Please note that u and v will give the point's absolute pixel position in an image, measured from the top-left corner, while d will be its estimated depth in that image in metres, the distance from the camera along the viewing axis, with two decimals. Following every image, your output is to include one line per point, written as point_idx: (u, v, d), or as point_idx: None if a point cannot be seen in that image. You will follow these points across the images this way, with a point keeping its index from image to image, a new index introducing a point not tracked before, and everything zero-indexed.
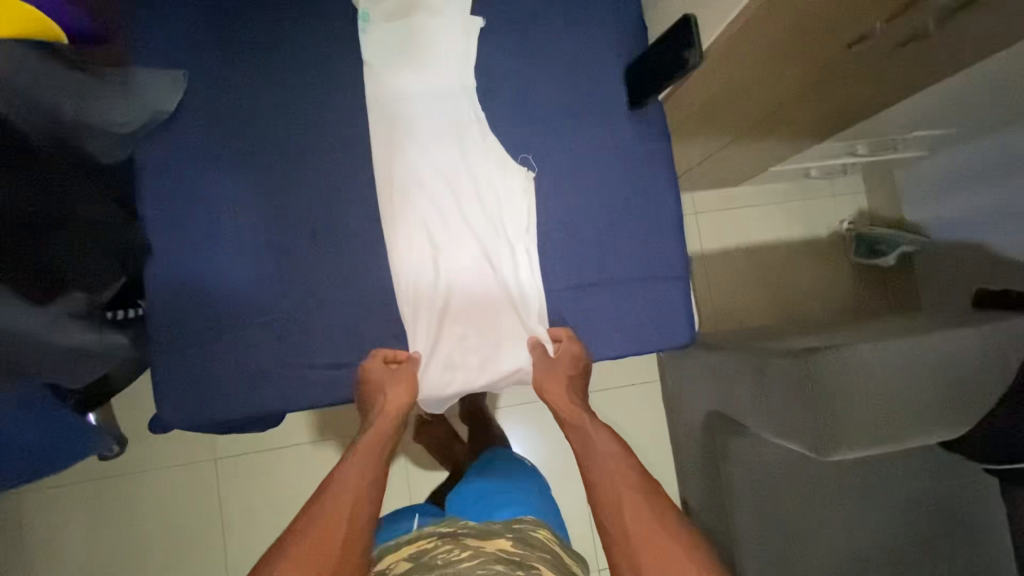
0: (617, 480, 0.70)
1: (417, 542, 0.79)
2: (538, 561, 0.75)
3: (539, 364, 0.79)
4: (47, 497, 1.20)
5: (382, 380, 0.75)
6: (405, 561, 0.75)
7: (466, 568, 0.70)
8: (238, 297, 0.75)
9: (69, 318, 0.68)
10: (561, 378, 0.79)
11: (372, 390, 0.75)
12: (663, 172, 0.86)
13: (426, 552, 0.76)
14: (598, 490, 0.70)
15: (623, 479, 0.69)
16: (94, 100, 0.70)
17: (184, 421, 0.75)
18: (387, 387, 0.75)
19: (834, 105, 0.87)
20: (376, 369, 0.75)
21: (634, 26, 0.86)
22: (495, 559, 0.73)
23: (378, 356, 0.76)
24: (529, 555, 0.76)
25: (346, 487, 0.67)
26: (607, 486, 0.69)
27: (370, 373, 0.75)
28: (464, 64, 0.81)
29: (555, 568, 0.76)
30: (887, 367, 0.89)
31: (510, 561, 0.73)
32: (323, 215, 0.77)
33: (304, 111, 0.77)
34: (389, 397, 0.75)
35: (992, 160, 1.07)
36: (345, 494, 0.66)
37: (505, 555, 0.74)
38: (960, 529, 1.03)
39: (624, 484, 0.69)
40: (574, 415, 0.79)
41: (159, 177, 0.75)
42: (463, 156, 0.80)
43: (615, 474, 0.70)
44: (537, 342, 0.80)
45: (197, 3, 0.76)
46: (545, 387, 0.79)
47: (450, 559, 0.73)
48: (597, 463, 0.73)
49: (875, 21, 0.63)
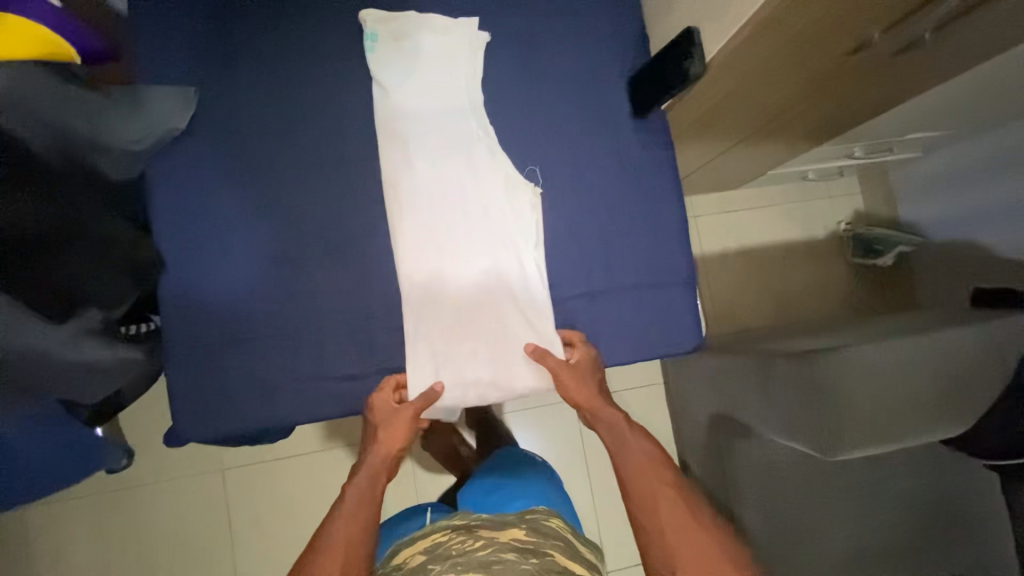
0: (653, 479, 0.73)
1: (431, 536, 0.81)
2: (551, 548, 0.77)
3: (560, 368, 0.78)
4: (52, 512, 1.19)
5: (387, 407, 0.76)
6: (420, 554, 0.77)
7: (482, 556, 0.73)
8: (253, 311, 0.76)
9: (86, 335, 0.70)
10: (588, 379, 0.80)
11: (378, 417, 0.76)
12: (668, 178, 0.87)
13: (440, 545, 0.78)
14: (634, 488, 0.73)
15: (660, 478, 0.73)
16: (104, 117, 0.71)
17: (198, 434, 0.75)
18: (388, 423, 0.76)
19: (833, 111, 0.89)
20: (382, 400, 0.76)
21: (636, 36, 0.88)
22: (508, 548, 0.75)
23: (389, 385, 0.77)
24: (542, 543, 0.78)
25: (340, 530, 0.70)
26: (641, 482, 0.73)
27: (375, 405, 0.76)
28: (471, 79, 0.82)
29: (568, 556, 0.77)
30: (891, 369, 0.90)
31: (524, 550, 0.75)
32: (333, 227, 0.78)
33: (313, 125, 0.78)
34: (390, 430, 0.76)
35: (989, 160, 1.09)
36: (340, 537, 0.69)
37: (518, 544, 0.76)
38: (962, 523, 1.05)
39: (659, 483, 0.73)
40: (605, 413, 0.80)
41: (170, 195, 0.75)
42: (472, 170, 0.81)
43: (648, 473, 0.74)
44: (547, 352, 0.79)
45: (203, 18, 0.77)
46: (570, 390, 0.79)
47: (464, 549, 0.76)
48: (632, 466, 0.75)
49: (874, 30, 0.66)
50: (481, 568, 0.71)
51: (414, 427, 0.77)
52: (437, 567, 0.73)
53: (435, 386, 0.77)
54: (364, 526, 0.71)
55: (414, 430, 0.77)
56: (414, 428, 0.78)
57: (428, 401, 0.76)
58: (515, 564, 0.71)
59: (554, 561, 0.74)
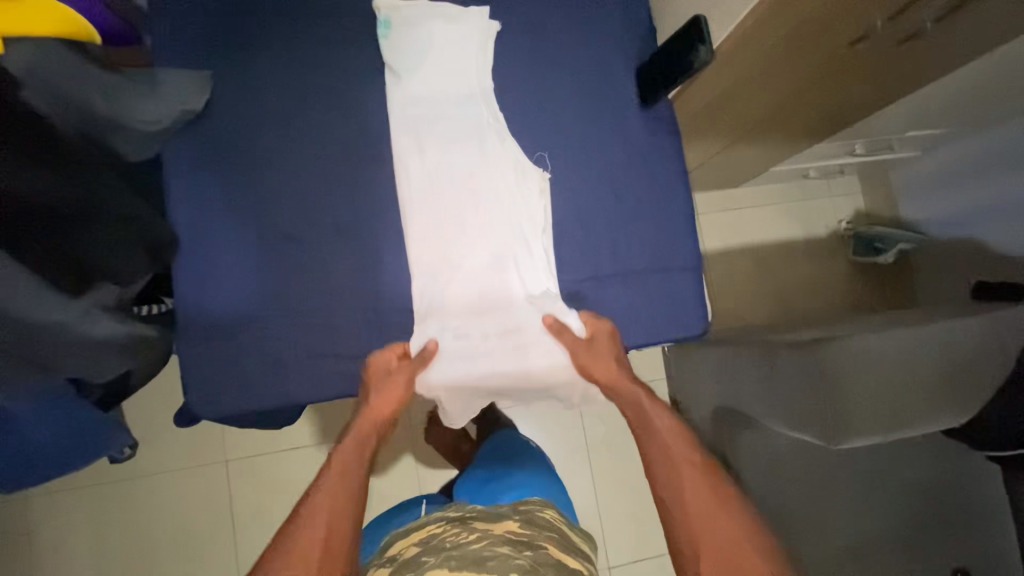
0: (675, 455, 0.70)
1: (427, 528, 0.81)
2: (545, 540, 0.76)
3: (576, 346, 0.79)
4: (56, 499, 1.19)
5: (388, 369, 0.76)
6: (414, 546, 0.76)
7: (476, 549, 0.71)
8: (264, 292, 0.77)
9: (98, 311, 0.70)
10: (605, 354, 0.79)
11: (376, 380, 0.76)
12: (674, 167, 0.89)
13: (435, 536, 0.77)
14: (657, 464, 0.70)
15: (682, 454, 0.70)
16: (120, 95, 0.72)
17: (206, 414, 0.75)
18: (383, 386, 0.75)
19: (836, 105, 0.90)
20: (381, 362, 0.76)
21: (642, 29, 0.90)
22: (503, 542, 0.73)
23: (394, 349, 0.77)
24: (536, 535, 0.76)
25: (325, 494, 0.67)
26: (664, 459, 0.70)
27: (374, 365, 0.76)
28: (482, 68, 0.83)
29: (563, 547, 0.76)
30: (895, 356, 0.91)
31: (517, 543, 0.73)
32: (344, 209, 0.79)
33: (327, 110, 0.80)
34: (383, 395, 0.75)
35: (992, 156, 1.10)
36: (325, 500, 0.66)
37: (512, 537, 0.74)
38: (966, 515, 1.05)
39: (682, 459, 0.70)
40: (628, 389, 0.78)
41: (184, 177, 0.77)
42: (482, 155, 0.82)
43: (672, 450, 0.71)
44: (565, 327, 0.80)
45: (218, 5, 0.78)
46: (588, 368, 0.79)
47: (458, 542, 0.74)
48: (658, 443, 0.72)
49: (876, 20, 0.66)
50: (475, 561, 0.68)
51: (410, 390, 0.77)
52: (432, 558, 0.70)
53: (428, 342, 0.78)
54: (348, 492, 0.67)
55: (406, 398, 0.76)
56: (410, 394, 0.77)
57: (427, 355, 0.77)
58: (510, 557, 0.69)
59: (549, 554, 0.73)
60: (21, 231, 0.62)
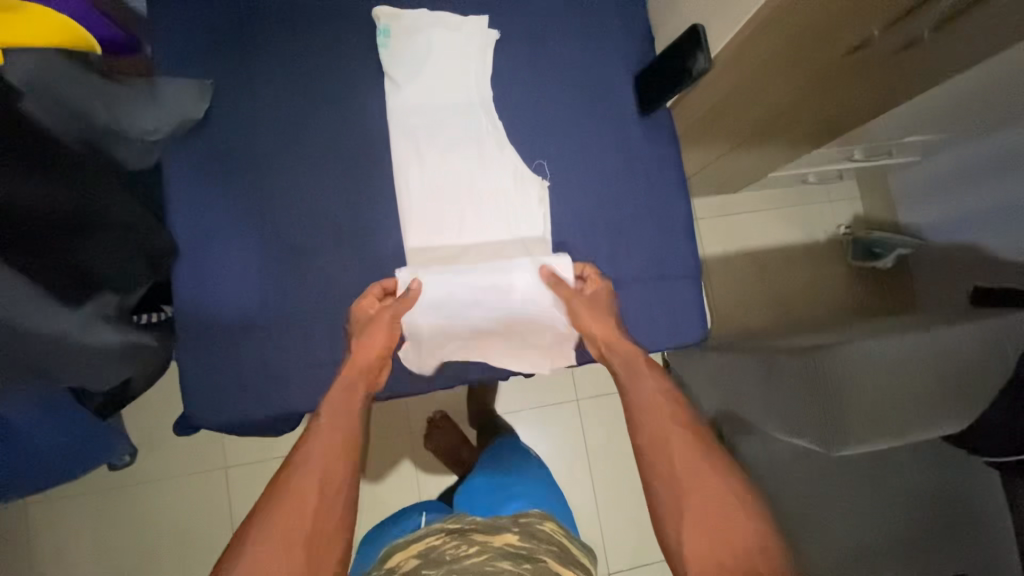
0: (664, 415, 0.67)
1: (426, 539, 0.80)
2: (544, 554, 0.76)
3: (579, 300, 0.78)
4: (54, 506, 1.19)
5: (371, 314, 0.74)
6: (413, 558, 0.76)
7: (476, 564, 0.71)
8: (264, 300, 0.77)
9: (100, 321, 0.69)
10: (604, 310, 0.78)
11: (360, 325, 0.74)
12: (673, 175, 0.89)
13: (434, 549, 0.77)
14: (646, 423, 0.67)
15: (672, 417, 0.67)
16: (124, 106, 0.73)
17: (206, 422, 0.75)
18: (368, 330, 0.73)
19: (834, 112, 0.90)
20: (365, 307, 0.75)
21: (641, 37, 0.90)
22: (503, 555, 0.73)
23: (377, 289, 0.76)
24: (535, 548, 0.76)
25: (320, 439, 0.63)
26: (654, 420, 0.67)
27: (359, 309, 0.75)
28: (481, 76, 0.84)
29: (562, 560, 0.76)
30: (896, 363, 0.91)
31: (517, 556, 0.73)
32: (344, 217, 0.79)
33: (328, 118, 0.80)
34: (367, 340, 0.73)
35: (991, 162, 1.11)
36: (321, 446, 0.63)
37: (513, 550, 0.74)
38: (966, 522, 1.04)
39: (671, 421, 0.66)
40: (621, 346, 0.75)
41: (185, 184, 0.77)
42: (483, 163, 0.83)
43: (660, 412, 0.67)
44: (558, 275, 0.80)
45: (218, 14, 0.79)
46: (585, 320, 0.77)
47: (458, 555, 0.74)
48: (644, 405, 0.68)
49: (875, 28, 0.66)
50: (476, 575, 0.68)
51: (394, 332, 0.74)
52: (432, 572, 0.71)
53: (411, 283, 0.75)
54: (346, 438, 0.65)
55: (391, 343, 0.74)
56: (394, 336, 0.75)
57: (409, 296, 0.74)
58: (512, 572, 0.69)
59: (549, 567, 0.73)
60: (29, 239, 0.62)
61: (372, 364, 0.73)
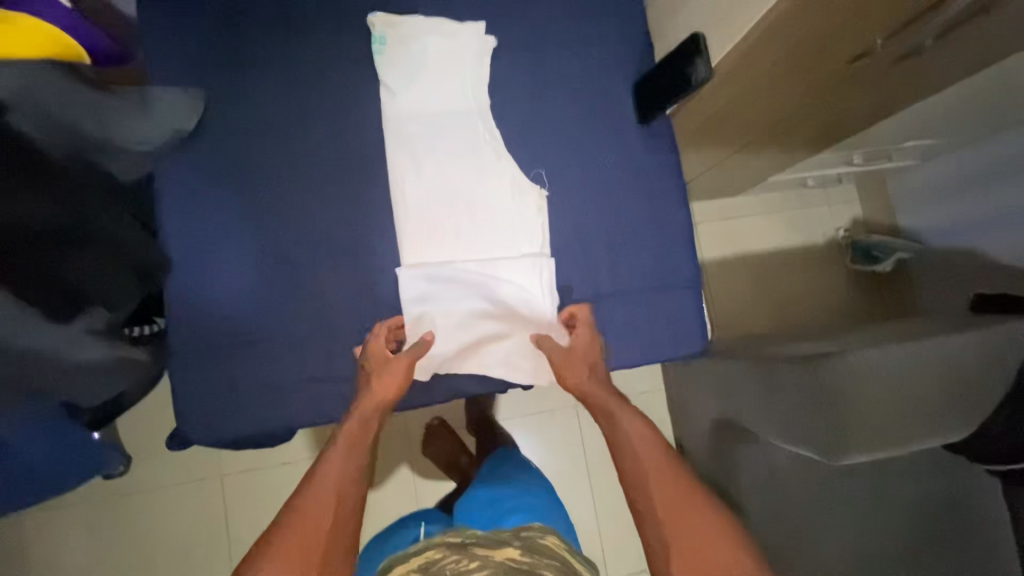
0: (648, 455, 0.68)
1: (425, 554, 0.78)
2: (546, 568, 0.74)
3: (555, 353, 0.78)
4: (48, 518, 1.17)
5: (383, 354, 0.74)
6: (412, 573, 0.74)
7: None
8: (256, 314, 0.75)
9: (88, 337, 0.69)
10: (581, 362, 0.78)
11: (376, 364, 0.74)
12: (672, 183, 0.88)
13: (435, 563, 0.75)
14: (627, 467, 0.68)
15: (651, 456, 0.68)
16: (114, 118, 0.72)
17: (200, 438, 0.74)
18: (383, 369, 0.73)
19: (834, 120, 0.89)
20: (377, 345, 0.74)
21: (640, 44, 0.89)
22: (504, 571, 0.72)
23: (385, 327, 0.76)
24: (537, 563, 0.74)
25: (331, 471, 0.65)
26: (634, 461, 0.68)
27: (371, 349, 0.74)
28: (478, 84, 0.82)
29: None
30: (895, 372, 0.90)
31: (518, 571, 0.71)
32: (340, 229, 0.78)
33: (322, 128, 0.79)
34: (385, 379, 0.73)
35: (992, 166, 1.10)
36: (331, 477, 0.64)
37: (514, 565, 0.73)
38: (966, 529, 1.04)
39: (649, 460, 0.67)
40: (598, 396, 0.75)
41: (176, 194, 0.75)
42: (479, 172, 0.81)
43: (642, 453, 0.68)
44: (544, 336, 0.80)
45: (209, 21, 0.77)
46: (564, 372, 0.77)
47: (459, 569, 0.72)
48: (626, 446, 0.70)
49: (877, 37, 0.65)
50: None
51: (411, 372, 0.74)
52: None
53: (423, 336, 0.76)
54: (356, 467, 0.66)
55: (407, 385, 0.74)
56: (407, 380, 0.74)
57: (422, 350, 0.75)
58: None
59: None
60: (20, 255, 0.63)
61: (383, 403, 0.72)
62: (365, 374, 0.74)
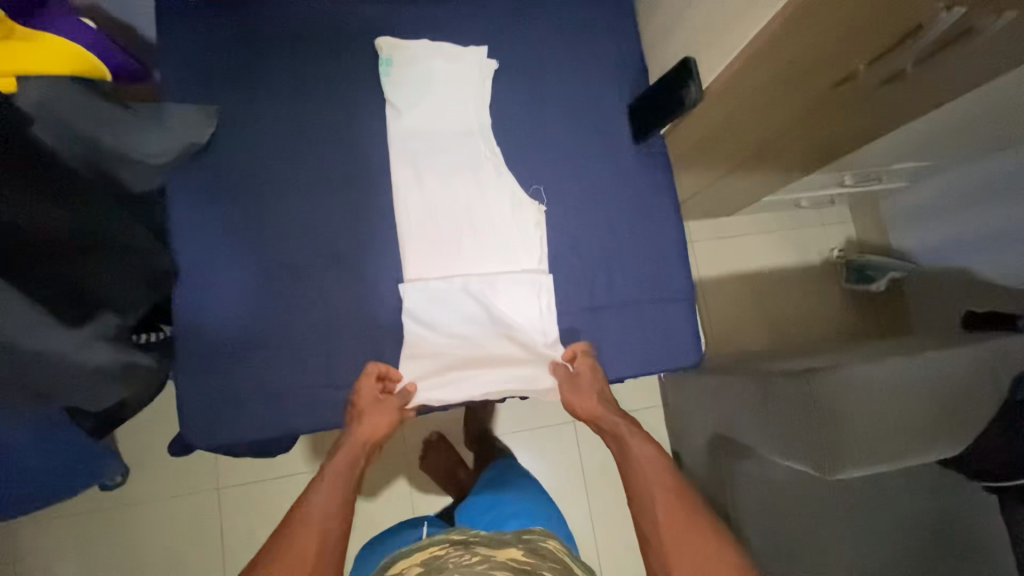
0: (654, 483, 0.71)
1: (429, 549, 0.74)
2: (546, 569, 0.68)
3: (563, 381, 0.82)
4: (46, 529, 1.17)
5: (370, 400, 0.76)
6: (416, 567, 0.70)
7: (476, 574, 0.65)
8: (260, 321, 0.77)
9: (98, 342, 0.70)
10: (587, 391, 0.80)
11: (359, 409, 0.76)
12: (667, 199, 0.91)
13: (439, 557, 0.71)
14: (637, 493, 0.72)
15: (660, 483, 0.71)
16: (129, 131, 0.75)
17: (202, 442, 0.75)
18: (368, 411, 0.75)
19: (824, 142, 0.92)
20: (366, 392, 0.76)
21: (635, 68, 0.93)
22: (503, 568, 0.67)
23: (371, 374, 0.77)
24: (539, 564, 0.69)
25: (317, 506, 0.66)
26: (642, 486, 0.72)
27: (359, 391, 0.76)
28: (480, 104, 0.86)
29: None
30: (890, 390, 0.92)
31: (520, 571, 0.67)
32: (343, 239, 0.81)
33: (330, 144, 0.82)
34: (371, 424, 0.75)
35: (980, 187, 1.13)
36: (316, 513, 0.65)
37: (515, 565, 0.68)
38: (964, 546, 1.04)
39: (660, 487, 0.70)
40: (609, 422, 0.80)
41: (188, 205, 0.78)
42: (479, 188, 0.84)
43: (650, 478, 0.72)
44: (559, 363, 0.83)
45: (226, 43, 0.81)
46: (574, 405, 0.81)
47: (461, 562, 0.69)
48: (636, 468, 0.74)
49: (860, 63, 0.68)
50: None
51: (398, 415, 0.77)
52: None
53: (404, 385, 0.79)
54: (341, 501, 0.68)
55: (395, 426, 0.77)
56: (397, 421, 0.78)
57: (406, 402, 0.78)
58: None
59: None
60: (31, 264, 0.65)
61: (370, 441, 0.76)
62: (352, 416, 0.76)
